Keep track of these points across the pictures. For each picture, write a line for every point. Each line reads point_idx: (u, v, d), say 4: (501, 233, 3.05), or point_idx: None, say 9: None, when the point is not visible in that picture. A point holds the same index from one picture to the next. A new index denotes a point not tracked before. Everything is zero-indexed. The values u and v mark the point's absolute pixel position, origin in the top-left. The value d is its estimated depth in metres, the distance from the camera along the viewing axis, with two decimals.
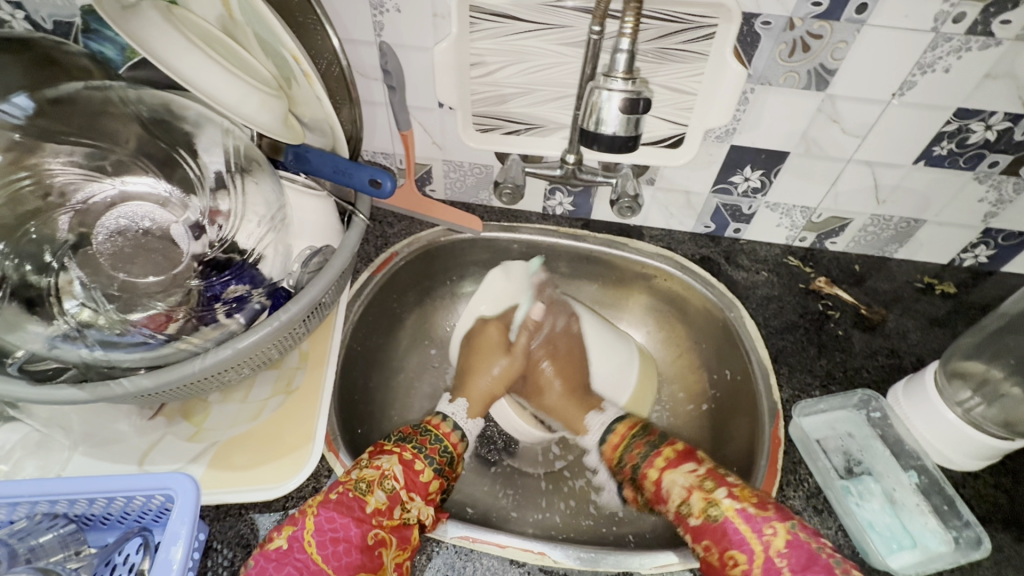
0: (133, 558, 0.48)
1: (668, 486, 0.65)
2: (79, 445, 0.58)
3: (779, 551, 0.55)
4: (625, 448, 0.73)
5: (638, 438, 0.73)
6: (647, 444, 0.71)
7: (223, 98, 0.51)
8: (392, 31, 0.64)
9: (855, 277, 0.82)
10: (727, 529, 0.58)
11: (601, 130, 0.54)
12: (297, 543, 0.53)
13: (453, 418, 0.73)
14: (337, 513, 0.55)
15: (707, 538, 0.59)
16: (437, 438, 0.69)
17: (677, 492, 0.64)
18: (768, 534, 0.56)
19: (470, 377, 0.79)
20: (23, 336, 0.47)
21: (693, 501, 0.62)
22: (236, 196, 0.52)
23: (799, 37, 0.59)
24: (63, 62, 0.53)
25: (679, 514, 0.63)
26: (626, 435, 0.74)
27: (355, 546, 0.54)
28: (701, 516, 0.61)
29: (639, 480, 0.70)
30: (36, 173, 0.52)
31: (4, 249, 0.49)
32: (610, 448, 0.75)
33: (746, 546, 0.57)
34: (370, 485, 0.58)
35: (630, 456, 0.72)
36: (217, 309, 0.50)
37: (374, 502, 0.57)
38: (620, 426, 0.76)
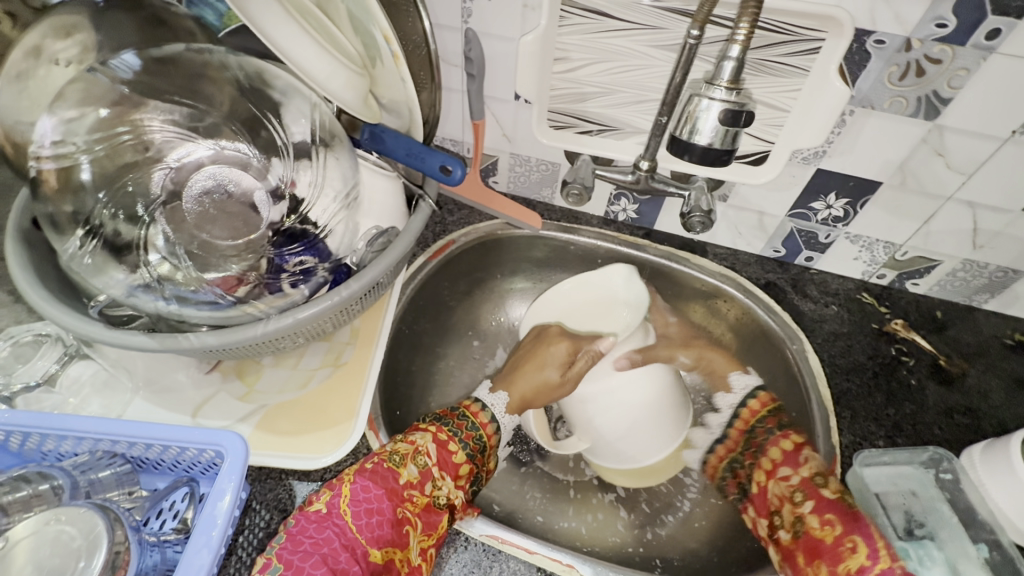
0: (178, 506, 0.49)
1: (805, 456, 0.65)
2: (140, 389, 0.61)
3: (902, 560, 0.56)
4: (756, 421, 0.73)
5: (772, 415, 0.72)
6: (776, 422, 0.71)
7: (313, 71, 0.53)
8: (479, 19, 0.63)
9: (936, 324, 0.76)
10: (858, 515, 0.59)
11: (694, 140, 0.51)
12: (336, 508, 0.53)
13: (491, 410, 0.71)
14: (372, 483, 0.55)
15: (833, 512, 0.60)
16: (473, 425, 0.68)
17: (816, 466, 0.64)
18: None
19: (522, 372, 0.74)
20: (106, 281, 0.49)
21: (832, 479, 0.62)
22: (316, 168, 0.52)
23: (914, 60, 0.54)
24: (171, 24, 0.56)
25: (808, 482, 0.63)
26: (760, 410, 0.74)
27: (388, 520, 0.54)
28: (838, 493, 0.61)
29: (761, 451, 0.71)
30: (136, 129, 0.51)
31: (105, 199, 0.50)
32: (740, 419, 0.76)
33: (873, 537, 0.57)
34: (404, 457, 0.59)
35: (758, 429, 0.73)
36: (282, 279, 0.51)
37: (406, 475, 0.58)
38: (754, 401, 0.75)
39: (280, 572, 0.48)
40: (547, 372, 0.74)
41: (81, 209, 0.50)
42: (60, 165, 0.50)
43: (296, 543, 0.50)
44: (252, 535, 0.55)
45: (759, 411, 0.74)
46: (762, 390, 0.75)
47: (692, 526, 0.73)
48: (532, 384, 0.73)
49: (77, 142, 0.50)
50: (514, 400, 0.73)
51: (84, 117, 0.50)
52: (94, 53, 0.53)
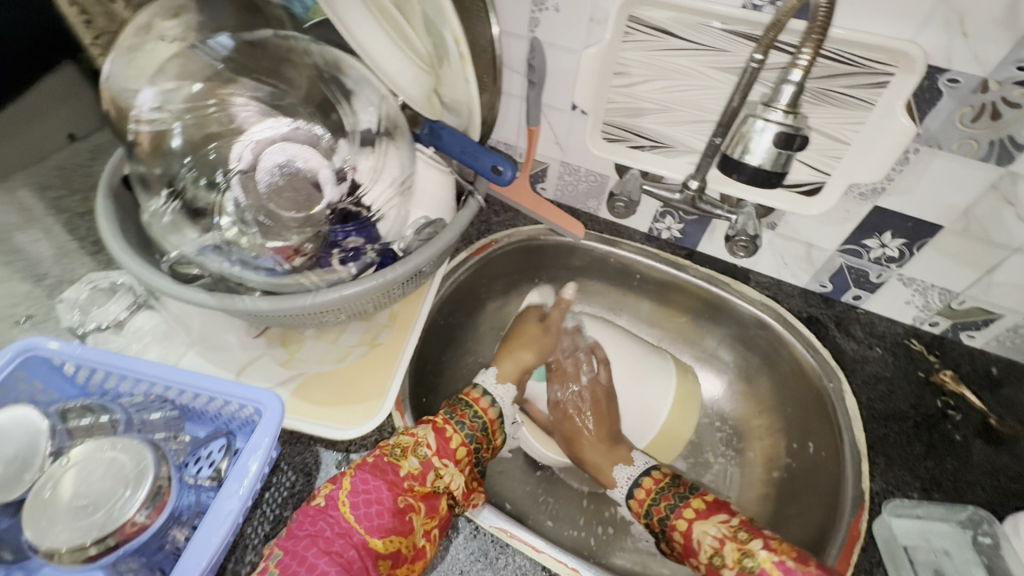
0: (215, 456, 0.52)
1: (698, 539, 0.62)
2: (193, 344, 0.65)
3: None
4: (653, 500, 0.70)
5: (668, 490, 0.69)
6: (674, 494, 0.68)
7: (386, 66, 0.57)
8: (545, 29, 0.65)
9: (990, 381, 0.71)
10: None
11: (745, 159, 0.52)
12: (333, 501, 0.54)
13: (483, 385, 0.75)
14: (371, 476, 0.56)
15: None
16: (469, 407, 0.71)
17: (709, 545, 0.61)
18: None
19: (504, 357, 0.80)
20: (179, 239, 0.54)
21: (726, 553, 0.60)
22: (378, 156, 0.56)
23: (990, 102, 0.53)
24: (266, 12, 0.61)
25: (712, 567, 0.61)
26: (655, 487, 0.71)
27: (388, 509, 0.55)
28: (737, 569, 0.58)
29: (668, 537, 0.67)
30: (222, 102, 0.56)
31: (189, 163, 0.55)
32: (637, 502, 0.71)
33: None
34: (404, 451, 0.60)
35: (656, 510, 0.69)
36: (333, 255, 0.54)
37: (407, 467, 0.59)
38: (642, 484, 0.72)
39: (278, 560, 0.50)
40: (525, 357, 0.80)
41: (168, 171, 0.55)
42: (155, 129, 0.55)
43: (292, 535, 0.52)
44: (277, 492, 0.58)
45: (648, 495, 0.71)
46: (657, 467, 0.73)
47: None
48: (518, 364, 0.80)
49: (172, 110, 0.55)
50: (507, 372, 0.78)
51: (181, 89, 0.56)
52: (196, 32, 0.58)
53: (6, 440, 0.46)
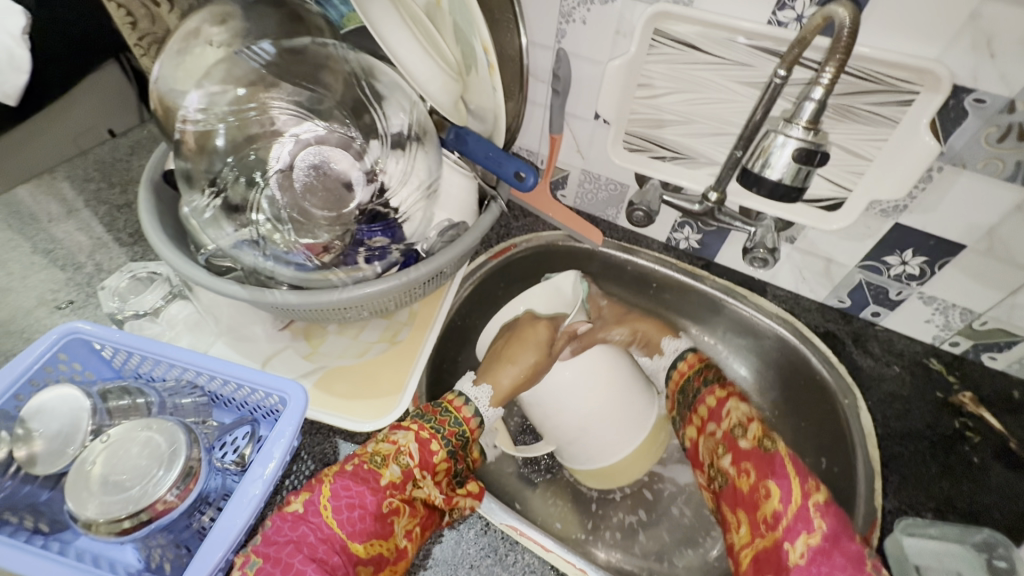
0: (239, 442, 0.55)
1: (728, 409, 0.68)
2: (222, 334, 0.68)
3: (816, 503, 0.57)
4: (687, 380, 0.76)
5: (702, 372, 0.75)
6: (705, 378, 0.74)
7: (415, 72, 0.59)
8: (571, 40, 0.67)
9: (1012, 405, 0.70)
10: (774, 460, 0.61)
11: (765, 173, 0.52)
12: (313, 507, 0.53)
13: (474, 403, 0.70)
14: (354, 482, 0.55)
15: (749, 462, 0.63)
16: (454, 419, 0.67)
17: (735, 417, 0.67)
18: (811, 484, 0.59)
19: (500, 367, 0.73)
20: (216, 233, 0.57)
21: (749, 428, 0.65)
22: (407, 159, 0.58)
23: (1017, 123, 0.53)
24: (307, 21, 0.64)
25: (730, 435, 0.67)
26: (688, 370, 0.77)
27: (370, 514, 0.54)
28: (753, 443, 0.64)
29: (693, 405, 0.74)
30: (261, 105, 0.59)
31: (231, 163, 0.58)
32: (675, 380, 0.79)
33: (785, 481, 0.59)
34: (386, 459, 0.58)
35: (690, 384, 0.76)
36: (359, 253, 0.57)
37: (388, 476, 0.58)
38: (683, 362, 0.78)
39: (257, 567, 0.48)
40: (515, 369, 0.72)
41: (212, 169, 0.58)
42: (201, 129, 0.58)
43: (271, 541, 0.50)
44: (297, 480, 0.60)
45: (687, 371, 0.77)
46: (691, 352, 0.79)
47: (712, 562, 0.73)
48: (513, 375, 0.72)
49: (217, 112, 0.58)
50: (500, 393, 0.72)
51: (226, 92, 0.58)
52: (242, 38, 0.61)
53: (50, 418, 0.49)
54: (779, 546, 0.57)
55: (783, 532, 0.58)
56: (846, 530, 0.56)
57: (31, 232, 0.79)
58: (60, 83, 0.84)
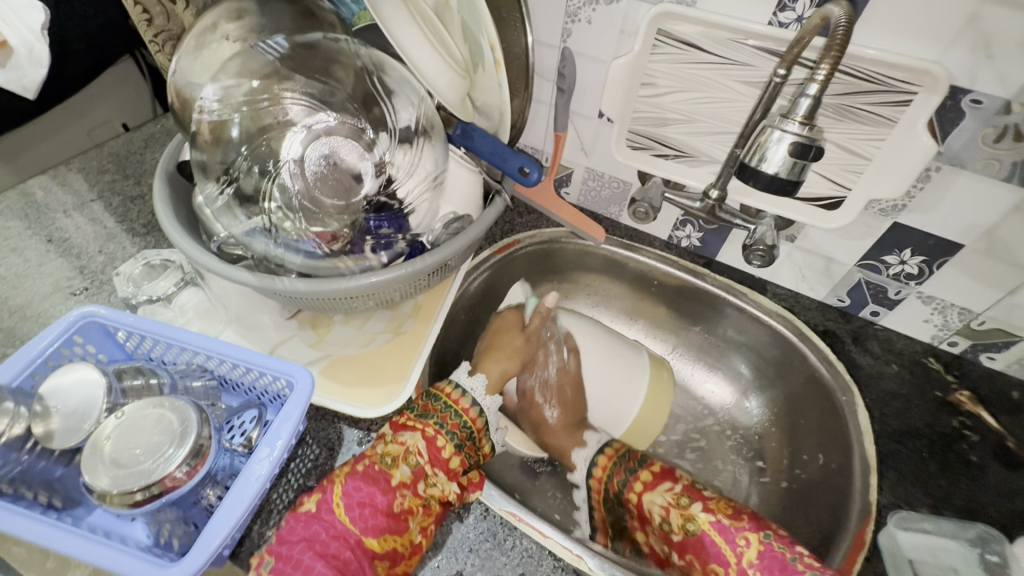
0: (247, 425, 0.57)
1: (648, 504, 0.70)
2: (231, 322, 0.70)
3: (751, 562, 0.61)
4: (608, 476, 0.75)
5: (620, 464, 0.75)
6: (625, 469, 0.74)
7: (425, 69, 0.60)
8: (577, 39, 0.68)
9: (1010, 405, 0.71)
10: (704, 542, 0.64)
11: (762, 167, 0.53)
12: (326, 505, 0.54)
13: (472, 393, 0.70)
14: (364, 482, 0.56)
15: (690, 552, 0.65)
16: (455, 413, 0.67)
17: (657, 512, 0.68)
18: (740, 545, 0.62)
19: (490, 356, 0.76)
20: (230, 221, 0.59)
21: (672, 519, 0.67)
22: (414, 152, 0.59)
23: (1013, 123, 0.53)
24: (320, 17, 0.66)
25: (663, 531, 0.68)
26: (609, 463, 0.75)
27: (382, 511, 0.55)
28: (682, 533, 0.66)
29: (624, 506, 0.74)
30: (274, 97, 0.60)
31: (245, 152, 0.59)
32: (595, 480, 0.75)
33: (722, 556, 0.62)
34: (395, 460, 0.59)
35: (611, 484, 0.74)
36: (366, 241, 0.58)
37: (398, 476, 0.58)
38: (600, 458, 0.76)
39: (271, 566, 0.50)
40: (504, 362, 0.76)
41: (226, 159, 0.60)
42: (215, 121, 0.60)
43: (285, 540, 0.52)
44: (302, 463, 0.62)
45: (608, 468, 0.75)
46: (610, 445, 0.77)
47: None
48: (502, 365, 0.75)
49: (231, 104, 0.60)
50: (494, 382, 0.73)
51: (240, 85, 0.60)
52: (257, 33, 0.63)
53: (67, 396, 0.50)
54: None
55: None
56: (784, 566, 0.59)
57: (46, 222, 0.81)
58: (78, 77, 0.86)
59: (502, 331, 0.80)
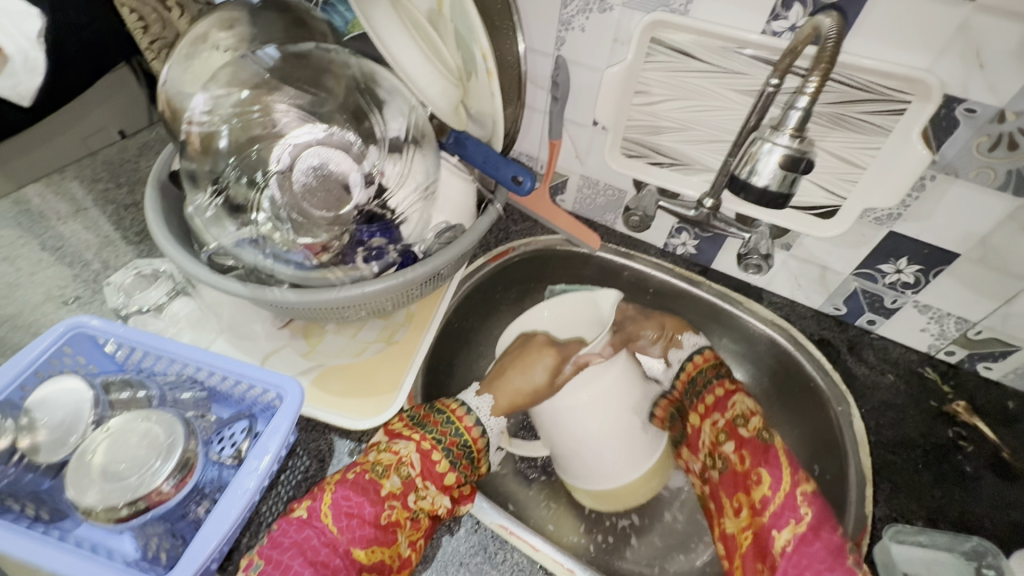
0: (237, 437, 0.55)
1: (733, 401, 0.68)
2: (223, 331, 0.69)
3: (805, 494, 0.58)
4: (699, 372, 0.74)
5: (713, 367, 0.74)
6: (717, 371, 0.73)
7: (416, 77, 0.63)
8: (570, 48, 0.68)
9: (1007, 415, 0.70)
10: (770, 450, 0.62)
11: (752, 180, 0.53)
12: (315, 513, 0.54)
13: (477, 413, 0.70)
14: (354, 492, 0.56)
15: (747, 449, 0.64)
16: (456, 430, 0.67)
17: (741, 409, 0.67)
18: (801, 478, 0.59)
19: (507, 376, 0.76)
20: (220, 232, 0.59)
21: (753, 419, 0.65)
22: (404, 162, 0.59)
23: (1007, 133, 0.53)
24: (310, 26, 0.67)
25: (731, 423, 0.66)
26: (703, 363, 0.75)
27: (370, 522, 0.55)
28: (753, 433, 0.64)
29: (697, 397, 0.73)
30: (265, 108, 0.60)
31: (234, 163, 0.59)
32: (685, 371, 0.77)
33: (777, 470, 0.60)
34: (387, 469, 0.59)
35: (698, 379, 0.74)
36: (358, 253, 0.58)
37: (388, 487, 0.58)
38: (699, 356, 0.76)
39: (259, 569, 0.50)
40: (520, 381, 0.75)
41: (215, 169, 0.60)
42: (205, 131, 0.60)
43: (276, 543, 0.52)
44: (292, 475, 0.61)
45: (703, 363, 0.75)
46: (709, 348, 0.77)
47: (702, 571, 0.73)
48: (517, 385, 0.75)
49: (221, 114, 0.60)
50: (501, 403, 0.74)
51: (231, 95, 0.60)
52: (247, 43, 0.64)
53: (54, 408, 0.50)
54: (765, 530, 0.59)
55: (771, 518, 0.59)
56: (829, 519, 0.57)
57: (39, 229, 0.80)
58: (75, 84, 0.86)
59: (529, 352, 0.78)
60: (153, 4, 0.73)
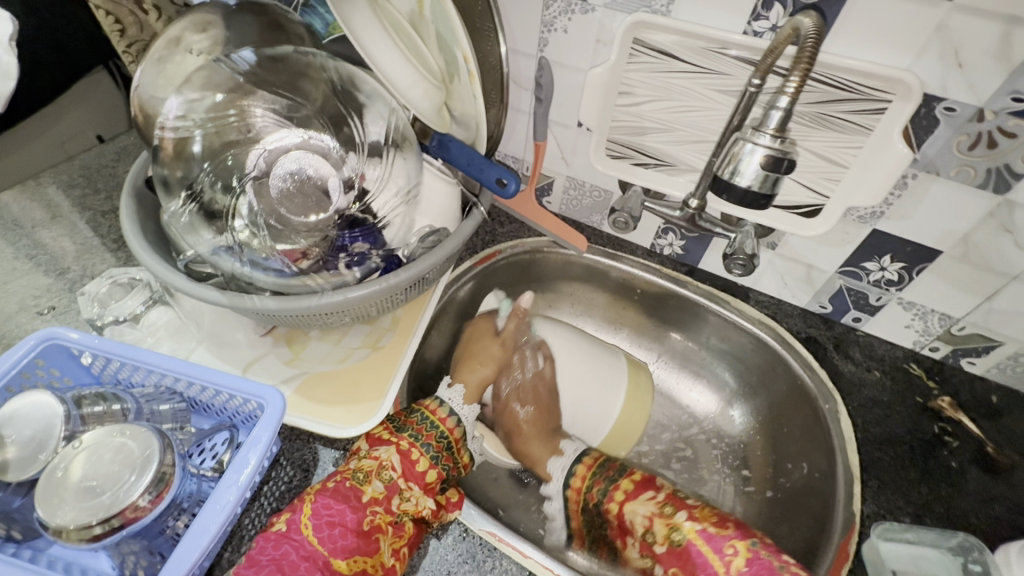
0: (218, 448, 0.54)
1: (630, 513, 0.70)
2: (203, 340, 0.68)
3: (738, 570, 0.58)
4: (587, 488, 0.75)
5: (598, 474, 0.75)
6: (604, 479, 0.75)
7: (396, 80, 0.61)
8: (553, 49, 0.68)
9: (990, 410, 0.71)
10: (691, 551, 0.63)
11: (735, 180, 0.53)
12: (295, 525, 0.53)
13: (449, 404, 0.72)
14: (334, 500, 0.55)
15: (675, 565, 0.64)
16: (432, 424, 0.68)
17: (641, 523, 0.68)
18: (728, 553, 0.60)
19: (468, 365, 0.80)
20: (196, 240, 0.57)
21: (656, 529, 0.67)
22: (385, 166, 0.58)
23: (986, 132, 0.54)
24: (288, 29, 0.66)
25: (645, 543, 0.68)
26: (588, 473, 0.76)
27: (352, 530, 0.54)
28: (666, 543, 0.65)
29: (603, 514, 0.74)
30: (242, 113, 0.59)
31: (208, 168, 0.58)
32: (573, 489, 0.76)
33: (709, 568, 0.60)
34: (368, 475, 0.59)
35: (589, 495, 0.75)
36: (340, 259, 0.57)
37: (370, 492, 0.58)
38: (579, 467, 0.77)
39: None
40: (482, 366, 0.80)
41: (189, 174, 0.58)
42: (178, 136, 0.58)
43: (253, 561, 0.50)
44: (275, 486, 0.60)
45: (585, 476, 0.76)
46: (588, 452, 0.78)
47: None
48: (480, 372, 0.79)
49: (195, 119, 0.59)
50: (472, 391, 0.77)
51: (205, 99, 0.59)
52: (223, 46, 0.63)
53: (23, 424, 0.49)
54: None
55: None
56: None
57: (15, 237, 0.78)
58: (51, 88, 0.84)
59: (477, 339, 0.82)
60: (129, 6, 0.71)
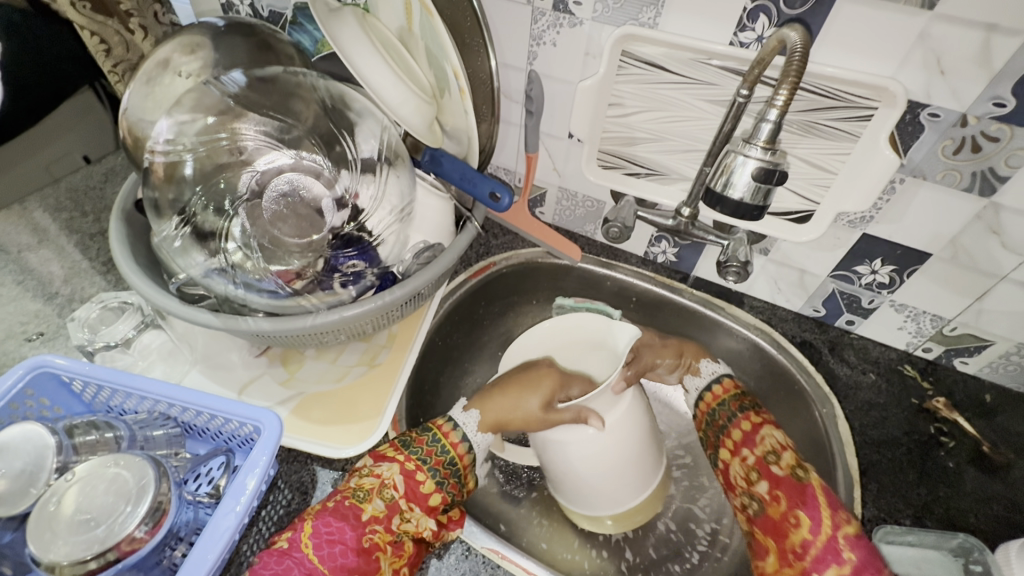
0: (214, 473, 0.54)
1: (762, 435, 0.63)
2: (197, 362, 0.67)
3: (846, 535, 0.54)
4: (718, 405, 0.69)
5: (736, 399, 0.68)
6: (738, 404, 0.67)
7: (386, 96, 0.61)
8: (542, 62, 0.68)
9: (984, 409, 0.72)
10: (806, 490, 0.57)
11: (727, 193, 0.54)
12: (296, 543, 0.52)
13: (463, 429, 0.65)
14: (334, 518, 0.54)
15: (782, 490, 0.58)
16: (442, 449, 0.63)
17: (771, 445, 0.62)
18: (841, 518, 0.55)
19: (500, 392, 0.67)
20: (188, 262, 0.57)
21: (784, 456, 0.60)
22: (378, 182, 0.58)
23: (970, 136, 0.54)
24: (277, 48, 0.66)
25: (763, 462, 0.61)
26: (723, 395, 0.69)
27: (353, 548, 0.53)
28: (786, 471, 0.59)
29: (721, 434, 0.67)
30: (232, 135, 0.58)
31: (200, 191, 0.58)
32: (703, 402, 0.70)
33: (817, 513, 0.55)
34: (369, 493, 0.57)
35: (718, 412, 0.68)
36: (334, 278, 0.56)
37: (370, 510, 0.56)
38: (716, 387, 0.70)
39: None
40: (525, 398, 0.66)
41: (180, 197, 0.58)
42: (169, 159, 0.58)
43: None
44: (274, 510, 0.59)
45: (722, 395, 0.69)
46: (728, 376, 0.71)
47: None
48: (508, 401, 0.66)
49: (185, 142, 0.58)
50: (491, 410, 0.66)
51: (195, 121, 0.59)
52: (212, 67, 0.63)
53: (12, 457, 0.47)
54: None
55: (811, 563, 0.54)
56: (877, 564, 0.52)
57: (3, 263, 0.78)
58: None
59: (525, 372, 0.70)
60: (116, 27, 0.72)
